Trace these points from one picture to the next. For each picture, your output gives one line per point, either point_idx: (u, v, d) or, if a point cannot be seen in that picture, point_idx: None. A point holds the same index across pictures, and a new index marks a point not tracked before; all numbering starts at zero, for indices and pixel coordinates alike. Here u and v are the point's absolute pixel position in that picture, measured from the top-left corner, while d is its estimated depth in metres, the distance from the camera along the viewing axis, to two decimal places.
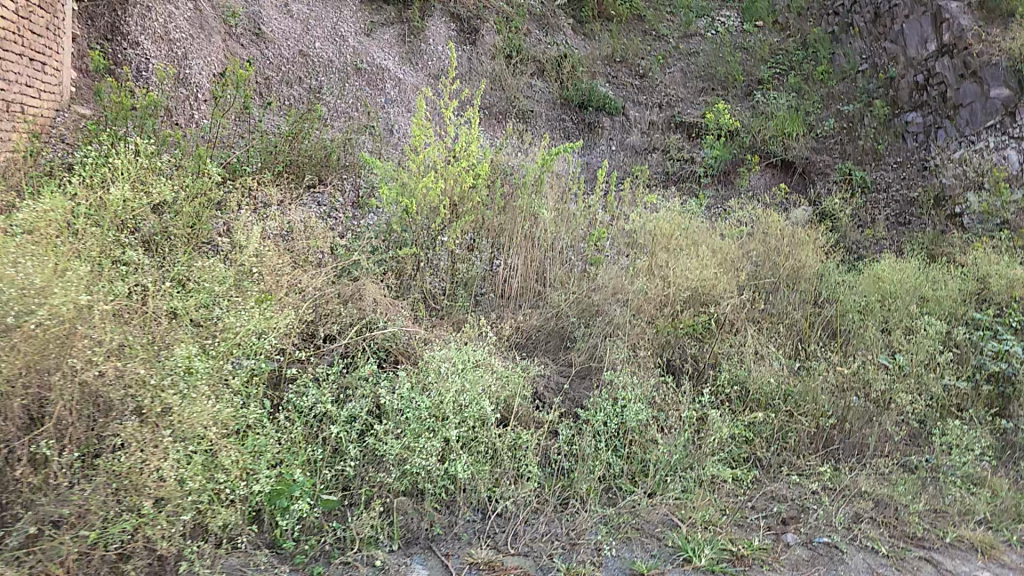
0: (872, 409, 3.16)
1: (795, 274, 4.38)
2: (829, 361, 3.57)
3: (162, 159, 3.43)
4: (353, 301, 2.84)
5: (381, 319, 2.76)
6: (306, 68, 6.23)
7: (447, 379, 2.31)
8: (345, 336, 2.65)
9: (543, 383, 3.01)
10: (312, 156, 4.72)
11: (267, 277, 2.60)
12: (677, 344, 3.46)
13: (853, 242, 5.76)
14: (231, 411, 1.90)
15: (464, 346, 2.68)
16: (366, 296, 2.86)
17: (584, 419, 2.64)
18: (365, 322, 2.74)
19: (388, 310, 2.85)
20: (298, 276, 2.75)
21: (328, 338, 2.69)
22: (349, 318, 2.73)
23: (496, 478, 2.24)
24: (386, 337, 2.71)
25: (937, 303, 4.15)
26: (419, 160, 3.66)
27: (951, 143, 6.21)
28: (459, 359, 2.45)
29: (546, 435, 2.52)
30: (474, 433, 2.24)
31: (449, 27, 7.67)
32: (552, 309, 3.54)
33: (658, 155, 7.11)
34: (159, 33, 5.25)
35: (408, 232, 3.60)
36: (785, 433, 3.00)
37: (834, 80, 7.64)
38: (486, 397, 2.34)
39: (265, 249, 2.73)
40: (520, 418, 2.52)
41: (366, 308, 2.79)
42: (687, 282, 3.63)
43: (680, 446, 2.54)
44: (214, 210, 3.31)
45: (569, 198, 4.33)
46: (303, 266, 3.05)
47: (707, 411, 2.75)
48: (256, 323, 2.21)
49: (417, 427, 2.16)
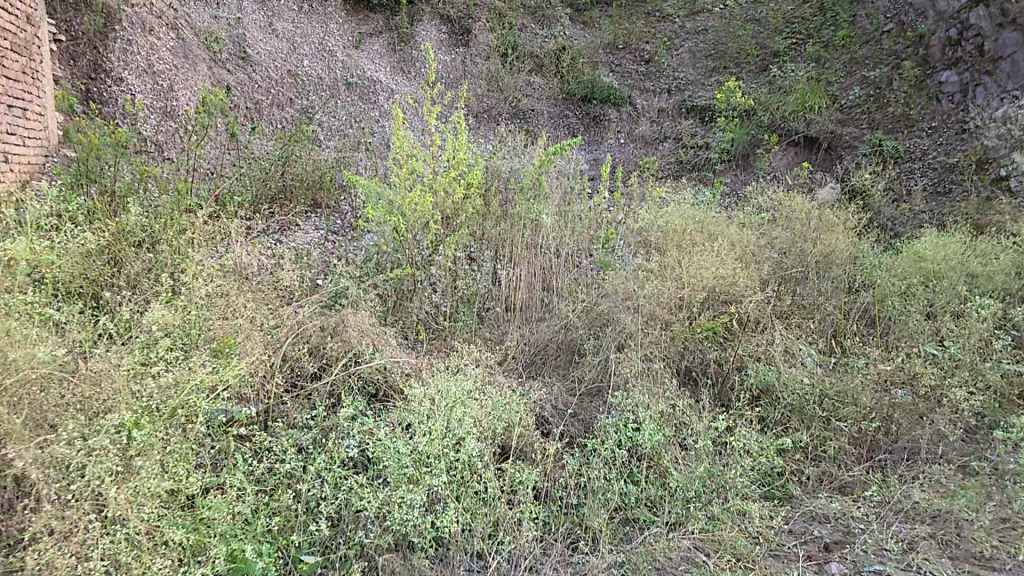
0: (919, 404, 2.88)
1: (826, 259, 4.06)
2: (871, 358, 3.23)
3: (141, 199, 3.63)
4: (337, 334, 2.85)
5: (368, 347, 2.77)
6: (295, 88, 6.46)
7: (434, 416, 2.32)
8: (332, 371, 2.67)
9: (548, 406, 2.89)
10: (305, 180, 5.14)
11: (244, 323, 2.59)
12: (698, 349, 3.28)
13: (886, 218, 5.33)
14: (174, 485, 1.83)
15: (455, 375, 2.64)
16: (349, 328, 2.86)
17: (592, 448, 2.52)
18: (352, 353, 2.75)
19: (374, 339, 2.88)
20: (276, 312, 2.82)
21: (315, 376, 2.70)
22: (335, 350, 2.75)
23: (494, 521, 2.11)
24: (373, 369, 2.69)
25: (990, 281, 3.75)
26: (405, 175, 3.71)
27: (992, 100, 5.61)
28: (445, 390, 2.43)
29: (551, 465, 2.41)
30: (463, 479, 2.17)
31: (439, 29, 7.74)
32: (560, 321, 3.52)
33: (670, 144, 6.87)
34: (143, 67, 5.31)
35: (401, 251, 3.66)
36: (817, 453, 2.76)
37: (857, 44, 7.09)
38: (472, 435, 2.28)
39: (220, 289, 2.76)
40: (520, 450, 2.47)
41: (351, 339, 2.79)
42: (702, 282, 3.50)
43: (698, 477, 2.36)
44: (199, 246, 3.22)
45: (573, 199, 4.53)
46: (274, 297, 3.00)
47: (730, 436, 2.58)
48: (209, 379, 2.16)
49: (398, 477, 2.09)
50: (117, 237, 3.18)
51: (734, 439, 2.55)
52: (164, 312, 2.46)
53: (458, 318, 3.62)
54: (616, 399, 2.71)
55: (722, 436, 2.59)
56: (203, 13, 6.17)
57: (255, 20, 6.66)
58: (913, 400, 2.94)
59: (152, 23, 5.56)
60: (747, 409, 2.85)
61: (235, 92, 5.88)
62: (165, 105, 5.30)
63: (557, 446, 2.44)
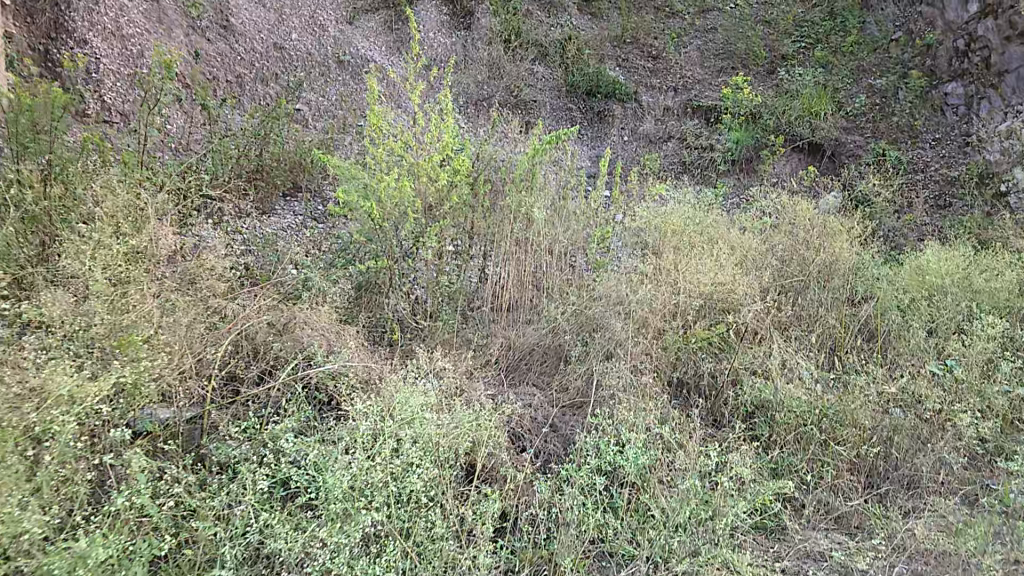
0: (921, 429, 2.70)
1: (828, 268, 3.85)
2: (872, 378, 3.03)
3: (86, 166, 3.42)
4: (288, 332, 2.67)
5: (322, 349, 2.58)
6: (282, 63, 6.24)
7: (381, 440, 2.12)
8: (278, 376, 2.44)
9: (528, 415, 2.78)
10: (283, 162, 5.09)
11: (146, 315, 2.38)
12: (693, 361, 3.12)
13: (889, 230, 5.13)
14: (18, 527, 1.56)
15: (416, 388, 2.46)
16: (303, 328, 2.67)
17: (567, 477, 2.30)
18: (304, 354, 2.55)
19: (329, 339, 2.69)
20: (198, 304, 2.63)
21: (258, 381, 2.48)
22: (285, 351, 2.55)
23: (450, 557, 1.89)
24: (325, 375, 2.48)
25: (995, 299, 3.58)
26: (382, 156, 3.53)
27: (995, 114, 5.60)
28: (405, 406, 2.27)
29: (521, 489, 2.26)
30: (413, 518, 1.96)
31: (440, 10, 7.16)
32: (549, 324, 3.44)
33: (674, 144, 6.48)
34: (110, 28, 5.16)
35: (374, 240, 3.53)
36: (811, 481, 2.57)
37: (864, 51, 6.80)
38: (426, 462, 2.11)
39: (121, 273, 2.56)
40: (486, 473, 2.31)
41: (303, 338, 2.62)
42: (700, 290, 3.35)
43: (686, 504, 2.17)
44: (139, 224, 2.96)
45: (569, 194, 4.28)
46: (203, 289, 2.77)
47: (719, 468, 2.37)
48: (85, 392, 1.94)
49: (332, 511, 1.88)
50: (44, 217, 2.99)
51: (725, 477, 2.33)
52: (56, 298, 2.32)
53: (438, 317, 3.57)
54: (595, 421, 2.55)
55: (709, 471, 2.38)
56: None
57: None
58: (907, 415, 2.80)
59: None
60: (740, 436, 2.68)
61: (216, 64, 5.77)
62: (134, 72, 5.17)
63: (529, 471, 2.29)
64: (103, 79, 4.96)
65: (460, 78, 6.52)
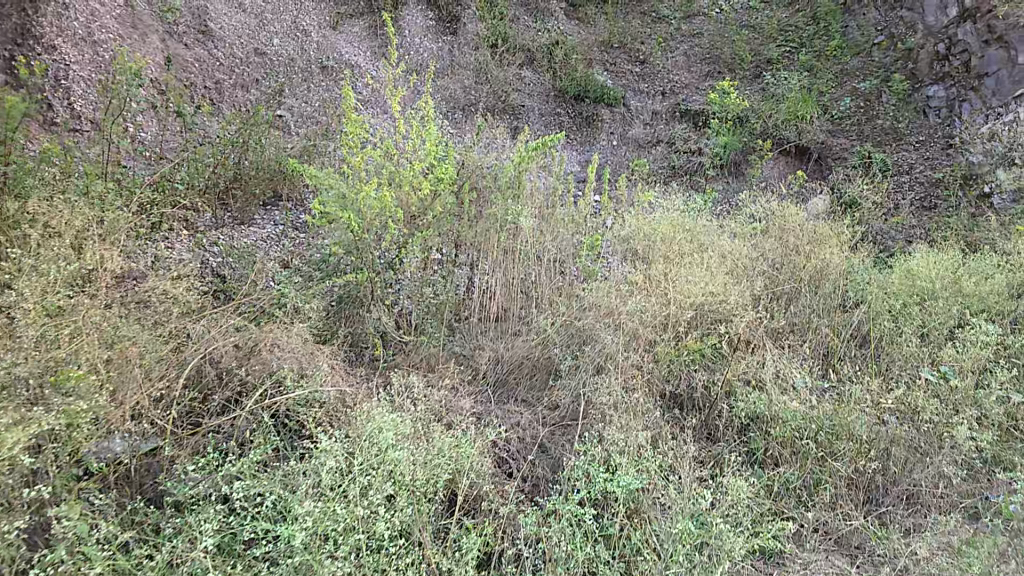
0: (918, 440, 2.64)
1: (819, 274, 3.80)
2: (867, 389, 2.96)
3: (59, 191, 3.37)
4: (256, 356, 2.64)
5: (293, 373, 2.56)
6: (264, 68, 6.10)
7: (343, 481, 2.01)
8: (244, 403, 2.45)
9: (512, 436, 2.75)
10: (264, 171, 4.96)
11: (87, 347, 2.23)
12: (685, 373, 3.07)
13: (877, 232, 5.11)
14: None
15: (389, 411, 2.41)
16: (272, 350, 2.67)
17: (552, 508, 2.27)
18: (271, 379, 2.54)
19: (299, 361, 2.67)
20: (150, 333, 2.51)
21: (224, 407, 2.49)
22: (252, 376, 2.56)
23: None
24: (295, 402, 2.46)
25: (985, 303, 3.54)
26: (360, 165, 3.44)
27: (976, 116, 5.61)
28: (376, 438, 2.18)
29: (506, 520, 2.20)
30: (378, 568, 1.83)
31: (425, 15, 7.06)
32: (538, 336, 3.36)
33: (662, 148, 6.42)
34: (81, 34, 5.02)
35: (355, 251, 3.38)
36: (809, 498, 2.53)
37: (847, 55, 6.84)
38: (404, 498, 2.03)
39: (58, 300, 2.35)
40: (467, 505, 2.25)
41: (272, 362, 2.61)
42: (693, 298, 3.27)
43: (676, 534, 2.12)
44: (96, 245, 2.81)
45: (557, 201, 4.16)
46: (159, 315, 2.66)
47: (710, 492, 2.32)
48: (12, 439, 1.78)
49: (287, 566, 1.74)
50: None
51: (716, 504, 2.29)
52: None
53: (424, 330, 3.52)
54: (583, 446, 2.52)
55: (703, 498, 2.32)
56: None
57: None
58: (906, 423, 2.73)
59: None
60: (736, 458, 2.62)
61: (194, 70, 5.61)
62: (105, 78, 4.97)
63: (513, 505, 2.21)
64: (73, 86, 4.78)
65: (446, 83, 6.44)
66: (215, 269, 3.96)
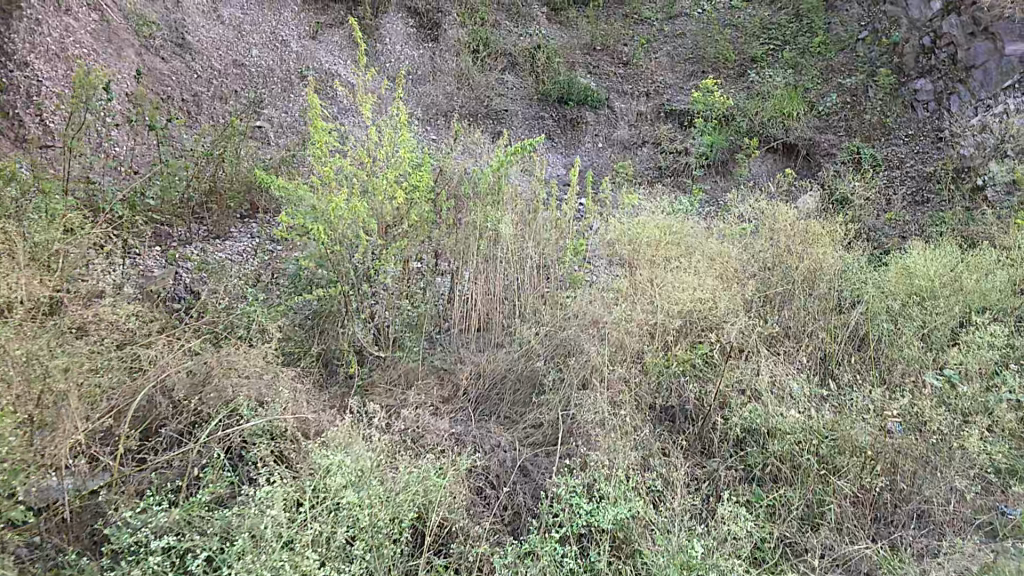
0: (924, 452, 2.47)
1: (812, 274, 3.64)
2: (869, 397, 2.80)
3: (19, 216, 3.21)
4: (208, 385, 2.43)
5: (250, 402, 2.36)
6: (242, 80, 5.96)
7: (286, 532, 1.81)
8: (195, 436, 2.24)
9: (494, 460, 2.60)
10: (239, 184, 4.80)
11: (19, 383, 2.02)
12: (675, 385, 2.90)
13: (870, 229, 4.99)
14: None
15: (353, 443, 2.23)
16: (226, 377, 2.45)
17: (532, 543, 2.10)
18: (225, 409, 2.34)
19: (257, 388, 2.46)
20: (94, 364, 2.32)
21: (177, 440, 2.30)
22: (206, 407, 2.35)
23: None
24: (251, 433, 2.26)
25: (984, 300, 3.39)
26: (329, 175, 3.25)
27: (966, 109, 5.51)
28: (333, 475, 2.02)
29: (483, 557, 2.03)
30: None
31: (405, 22, 6.92)
32: (522, 349, 3.20)
33: (648, 149, 6.31)
34: (55, 51, 4.87)
35: (327, 265, 3.21)
36: (812, 522, 2.36)
37: (832, 51, 6.76)
38: (361, 547, 1.85)
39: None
40: (438, 543, 2.09)
41: (226, 390, 2.40)
42: (680, 306, 3.11)
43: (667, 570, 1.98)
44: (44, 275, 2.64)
45: (540, 206, 3.99)
46: (99, 340, 2.46)
47: (691, 528, 2.18)
48: None
49: None
50: None
51: (710, 534, 2.15)
52: None
53: (402, 345, 3.36)
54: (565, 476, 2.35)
55: (697, 531, 2.16)
56: None
57: (197, 3, 6.11)
58: (911, 434, 2.57)
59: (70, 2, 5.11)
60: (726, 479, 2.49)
61: (170, 84, 5.47)
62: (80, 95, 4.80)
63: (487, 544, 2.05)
64: (46, 103, 4.63)
65: (428, 90, 6.35)
66: (190, 286, 3.87)
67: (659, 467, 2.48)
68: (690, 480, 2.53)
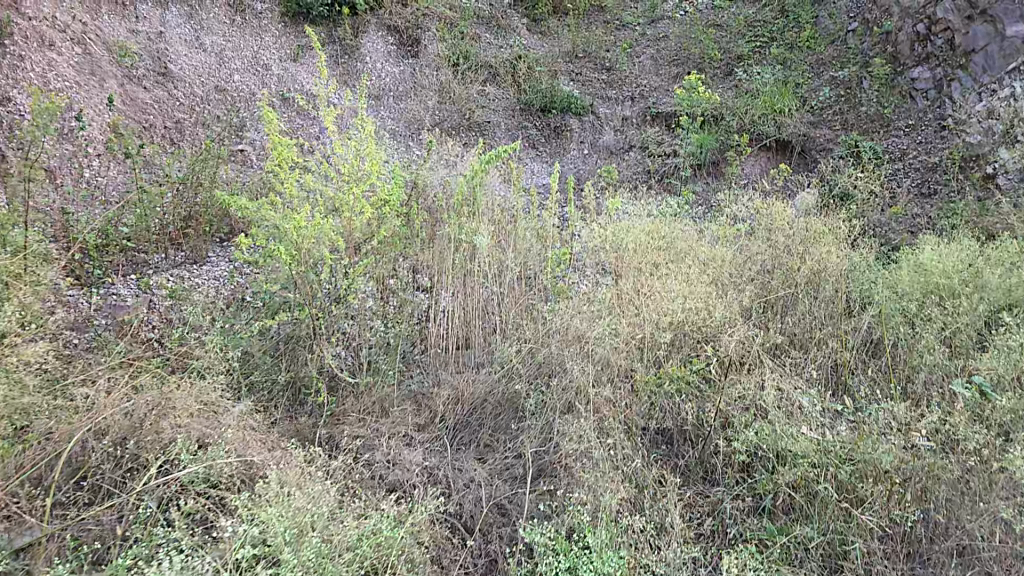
0: (959, 476, 2.14)
1: (815, 275, 3.36)
2: (892, 413, 2.47)
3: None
4: (146, 428, 2.18)
5: (189, 445, 2.12)
6: (225, 104, 5.88)
7: None
8: (133, 486, 2.00)
9: (471, 497, 2.37)
10: (210, 205, 4.53)
11: None
12: (668, 404, 2.61)
13: (876, 224, 4.71)
14: None
15: (293, 496, 1.93)
16: (164, 418, 2.21)
17: None
18: (164, 455, 2.10)
19: (199, 429, 2.21)
20: (29, 406, 2.09)
21: (111, 491, 2.04)
22: (145, 452, 2.11)
23: None
24: (192, 482, 2.02)
25: (1010, 296, 3.05)
26: (291, 193, 3.01)
27: (970, 95, 5.22)
28: (265, 536, 1.77)
29: None
30: None
31: (386, 40, 6.90)
32: (501, 370, 2.93)
33: (636, 153, 6.12)
34: (37, 85, 4.81)
35: (291, 289, 2.99)
36: (835, 563, 2.10)
37: (822, 45, 6.60)
38: None
39: None
40: None
41: (165, 433, 2.16)
42: (670, 317, 2.84)
43: None
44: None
45: (520, 214, 3.78)
46: (26, 375, 2.16)
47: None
48: None
49: None
50: None
51: None
52: None
53: (376, 368, 3.10)
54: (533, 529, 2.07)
55: None
56: (116, 26, 5.66)
57: (180, 33, 6.11)
58: (942, 453, 2.25)
59: (52, 37, 5.09)
60: (731, 515, 2.28)
61: (153, 111, 5.38)
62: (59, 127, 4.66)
63: None
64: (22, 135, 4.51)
65: (412, 106, 6.30)
66: (162, 313, 3.60)
67: (649, 506, 2.19)
68: (691, 513, 2.29)
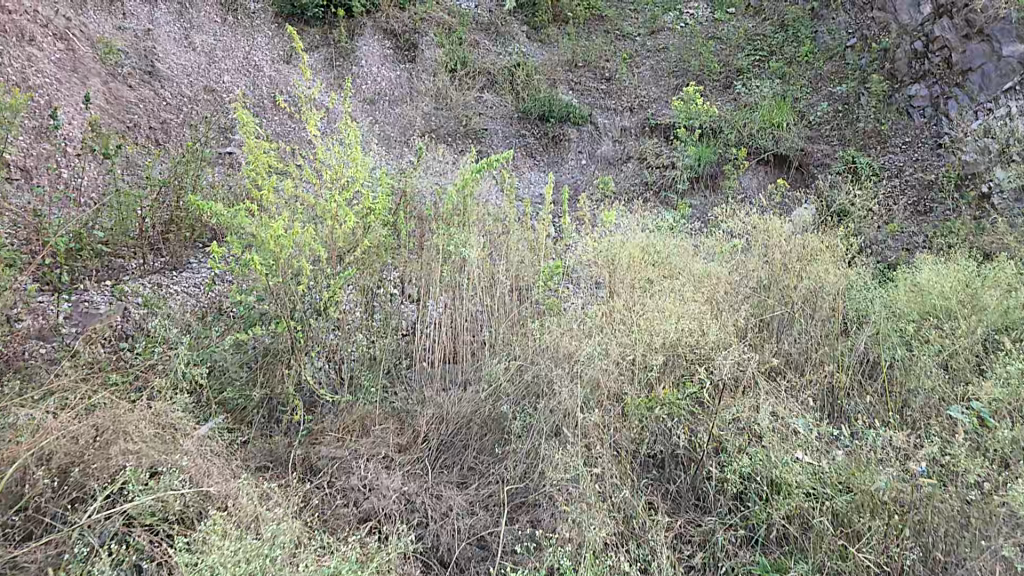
0: (963, 512, 2.03)
1: (812, 295, 3.30)
2: (890, 441, 2.38)
3: None
4: (93, 452, 2.02)
5: (139, 473, 1.98)
6: (213, 105, 5.73)
7: None
8: (76, 518, 1.83)
9: (448, 528, 2.28)
10: (190, 212, 4.39)
11: None
12: (658, 428, 2.51)
13: (873, 242, 4.69)
14: None
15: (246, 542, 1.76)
16: (113, 442, 2.05)
17: None
18: (113, 483, 1.96)
19: (151, 455, 2.06)
20: None
21: (51, 525, 1.87)
22: (92, 479, 1.96)
23: None
24: (142, 514, 1.87)
25: (1009, 319, 3.01)
26: (269, 198, 2.82)
27: (967, 113, 5.23)
28: None
29: None
30: None
31: (382, 44, 6.82)
32: (487, 388, 2.81)
33: (634, 164, 6.06)
34: (15, 82, 4.65)
35: (267, 301, 2.82)
36: None
37: (820, 60, 6.62)
38: None
39: None
40: None
41: (112, 458, 2.01)
42: (663, 337, 2.75)
43: None
44: None
45: (512, 225, 3.65)
46: None
47: None
48: None
49: None
50: None
51: None
52: None
53: (357, 386, 2.97)
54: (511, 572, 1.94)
55: None
56: (103, 22, 5.57)
57: (169, 31, 6.00)
58: (942, 486, 2.17)
59: (33, 32, 4.95)
60: (721, 547, 2.17)
61: (137, 111, 5.22)
62: (37, 126, 4.52)
63: None
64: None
65: (407, 111, 6.21)
66: (137, 321, 3.45)
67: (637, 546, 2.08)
68: (680, 546, 2.19)
